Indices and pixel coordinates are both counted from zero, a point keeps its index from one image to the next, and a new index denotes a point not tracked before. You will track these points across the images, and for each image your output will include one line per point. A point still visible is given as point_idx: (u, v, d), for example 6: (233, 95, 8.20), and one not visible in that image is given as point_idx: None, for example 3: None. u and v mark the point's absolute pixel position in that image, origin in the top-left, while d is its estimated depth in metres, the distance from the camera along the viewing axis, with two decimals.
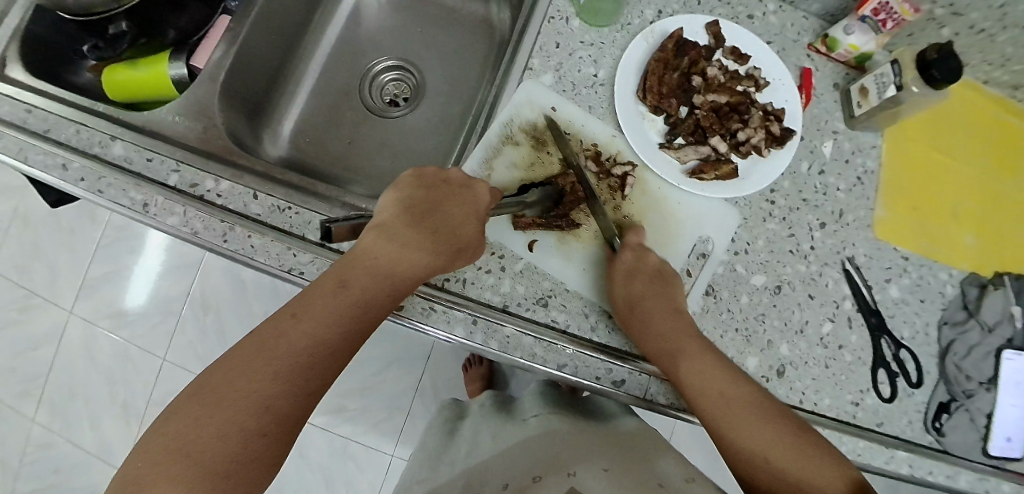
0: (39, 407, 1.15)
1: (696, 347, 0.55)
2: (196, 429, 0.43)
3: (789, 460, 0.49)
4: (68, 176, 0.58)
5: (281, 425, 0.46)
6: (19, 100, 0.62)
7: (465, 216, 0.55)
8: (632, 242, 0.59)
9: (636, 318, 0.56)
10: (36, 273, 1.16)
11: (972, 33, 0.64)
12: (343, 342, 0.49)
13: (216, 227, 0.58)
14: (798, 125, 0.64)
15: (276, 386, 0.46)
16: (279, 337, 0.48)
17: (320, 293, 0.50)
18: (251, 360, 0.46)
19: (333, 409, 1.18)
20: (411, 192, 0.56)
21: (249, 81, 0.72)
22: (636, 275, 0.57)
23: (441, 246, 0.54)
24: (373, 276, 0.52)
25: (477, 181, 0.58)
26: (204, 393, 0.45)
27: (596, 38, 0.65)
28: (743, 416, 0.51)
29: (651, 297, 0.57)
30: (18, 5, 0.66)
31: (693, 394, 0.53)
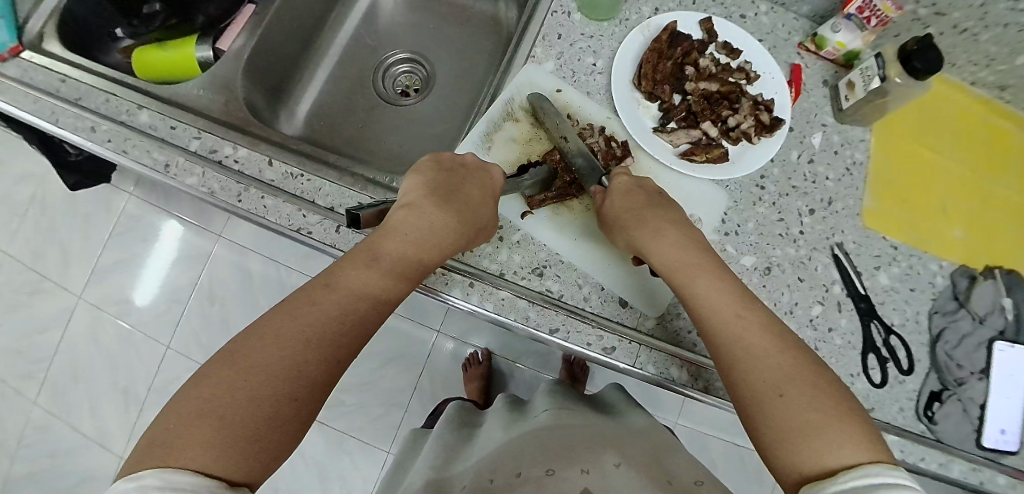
0: (41, 391, 1.16)
1: (706, 267, 0.54)
2: (232, 390, 0.42)
3: (803, 395, 0.46)
4: (96, 137, 0.62)
5: (314, 391, 0.45)
6: (54, 70, 0.66)
7: (482, 200, 0.57)
8: (622, 173, 0.60)
9: (646, 235, 0.56)
10: (50, 258, 1.19)
11: (956, 32, 0.67)
12: (373, 312, 0.50)
13: (231, 188, 0.61)
14: (787, 116, 0.67)
15: (309, 351, 0.46)
16: (314, 304, 0.48)
17: (351, 263, 0.51)
18: (283, 326, 0.46)
19: (329, 403, 1.19)
20: (432, 177, 0.58)
21: (269, 65, 0.76)
22: (637, 192, 0.58)
23: (465, 225, 0.56)
24: (404, 251, 0.53)
25: (492, 166, 0.60)
26: (237, 357, 0.44)
27: (597, 30, 0.69)
28: (758, 342, 0.49)
29: (648, 217, 0.57)
30: None
31: (701, 308, 0.52)
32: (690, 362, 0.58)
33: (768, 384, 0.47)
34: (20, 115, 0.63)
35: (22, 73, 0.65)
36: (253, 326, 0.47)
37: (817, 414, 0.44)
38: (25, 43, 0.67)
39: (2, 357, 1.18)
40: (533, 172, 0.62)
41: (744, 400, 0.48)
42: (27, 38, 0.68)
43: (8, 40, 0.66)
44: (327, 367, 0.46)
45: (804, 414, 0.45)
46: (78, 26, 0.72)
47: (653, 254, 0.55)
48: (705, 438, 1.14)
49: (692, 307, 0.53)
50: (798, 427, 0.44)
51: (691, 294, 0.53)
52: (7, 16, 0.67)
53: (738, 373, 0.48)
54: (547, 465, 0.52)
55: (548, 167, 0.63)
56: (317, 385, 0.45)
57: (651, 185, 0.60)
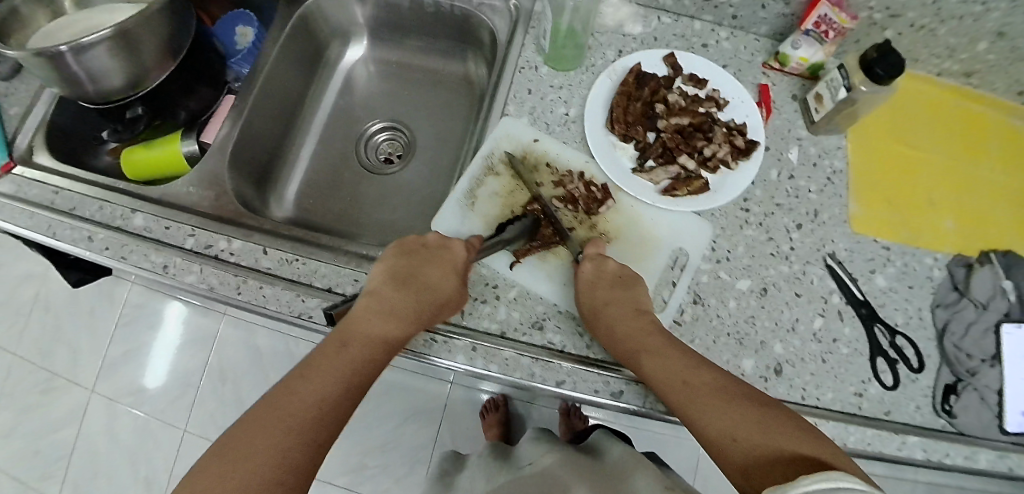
0: (63, 491, 1.16)
1: (656, 343, 0.56)
2: (219, 483, 0.44)
3: (752, 434, 0.47)
4: (93, 246, 0.64)
5: (298, 474, 0.46)
6: (47, 183, 0.69)
7: (443, 274, 0.59)
8: (590, 254, 0.62)
9: (599, 322, 0.58)
10: (59, 357, 1.20)
11: (914, 30, 0.68)
12: (349, 394, 0.52)
13: (230, 281, 0.62)
14: (761, 137, 0.68)
15: (291, 437, 0.47)
16: (291, 394, 0.50)
17: (323, 352, 0.54)
18: (264, 417, 0.48)
19: (352, 468, 1.19)
20: (393, 261, 0.61)
21: (255, 152, 0.78)
22: (602, 281, 0.60)
23: (426, 303, 0.58)
24: (371, 335, 0.56)
25: (451, 240, 0.63)
26: (221, 454, 0.46)
27: (565, 81, 0.70)
28: (706, 399, 0.51)
29: (610, 300, 0.58)
30: (42, 99, 0.74)
31: (656, 382, 0.54)
32: None
33: (724, 438, 0.48)
34: (20, 231, 0.66)
35: (17, 188, 0.68)
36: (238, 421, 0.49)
37: (776, 456, 0.46)
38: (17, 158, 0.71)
39: (21, 461, 1.18)
40: (515, 226, 0.64)
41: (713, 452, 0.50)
42: (16, 152, 0.71)
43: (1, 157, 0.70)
44: (310, 450, 0.48)
45: (757, 448, 0.47)
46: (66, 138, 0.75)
47: (609, 339, 0.57)
48: None
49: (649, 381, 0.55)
50: (758, 469, 0.45)
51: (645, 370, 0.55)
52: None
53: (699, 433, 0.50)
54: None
55: (531, 218, 0.64)
56: (301, 469, 0.47)
57: (613, 269, 0.61)
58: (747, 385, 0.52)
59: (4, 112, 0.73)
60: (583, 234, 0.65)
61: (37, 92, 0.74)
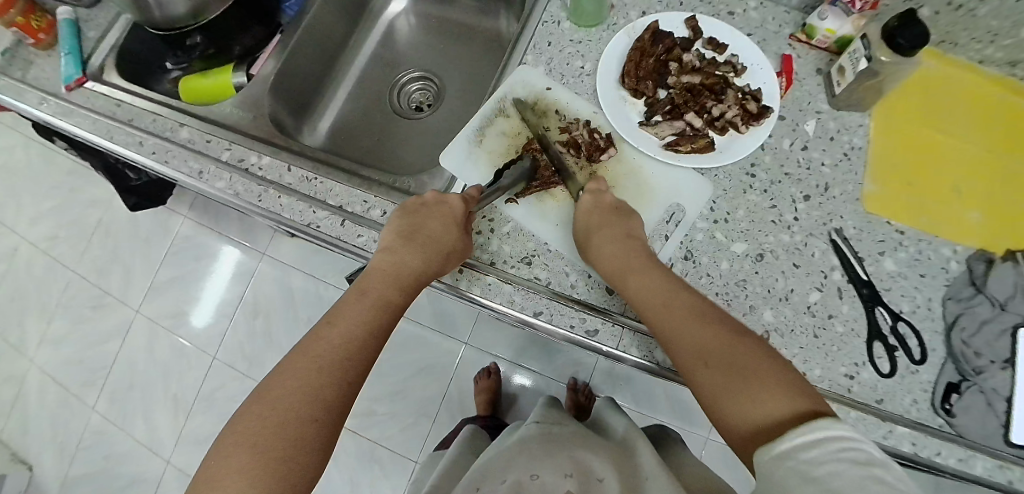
0: (101, 397, 1.27)
1: (640, 265, 0.56)
2: (259, 420, 0.48)
3: (732, 368, 0.46)
4: (143, 149, 0.73)
5: (331, 410, 0.50)
6: (112, 96, 0.77)
7: (446, 227, 0.60)
8: (591, 188, 0.62)
9: (597, 243, 0.58)
10: (113, 276, 1.32)
11: (951, 9, 0.66)
12: (373, 337, 0.55)
13: (254, 189, 0.69)
14: (776, 104, 0.67)
15: (324, 379, 0.51)
16: (319, 341, 0.53)
17: (345, 304, 0.57)
18: (298, 362, 0.51)
19: (360, 413, 1.23)
20: (399, 221, 0.62)
21: (294, 88, 0.84)
22: (596, 213, 0.60)
23: (434, 252, 0.59)
24: (388, 288, 0.58)
25: (450, 195, 0.63)
26: (262, 396, 0.50)
27: (585, 37, 0.73)
28: (692, 328, 0.50)
29: (598, 225, 0.59)
30: (118, 26, 0.84)
31: (638, 305, 0.55)
32: None
33: (691, 357, 0.49)
34: (85, 134, 0.75)
35: (85, 100, 0.77)
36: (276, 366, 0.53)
37: (741, 380, 0.46)
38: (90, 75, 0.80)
39: (68, 366, 1.30)
40: (512, 173, 0.65)
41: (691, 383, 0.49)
42: (90, 71, 0.80)
43: (74, 71, 0.78)
44: (342, 389, 0.51)
45: (732, 382, 0.46)
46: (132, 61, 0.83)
47: (601, 258, 0.58)
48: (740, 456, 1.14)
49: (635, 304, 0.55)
50: (724, 394, 0.46)
51: (634, 290, 0.55)
52: (73, 52, 0.79)
53: (678, 360, 0.50)
54: (533, 470, 0.61)
55: (529, 162, 0.66)
56: (335, 406, 0.50)
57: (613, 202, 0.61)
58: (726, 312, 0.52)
59: (83, 34, 0.83)
60: (583, 181, 0.66)
61: (113, 18, 0.84)
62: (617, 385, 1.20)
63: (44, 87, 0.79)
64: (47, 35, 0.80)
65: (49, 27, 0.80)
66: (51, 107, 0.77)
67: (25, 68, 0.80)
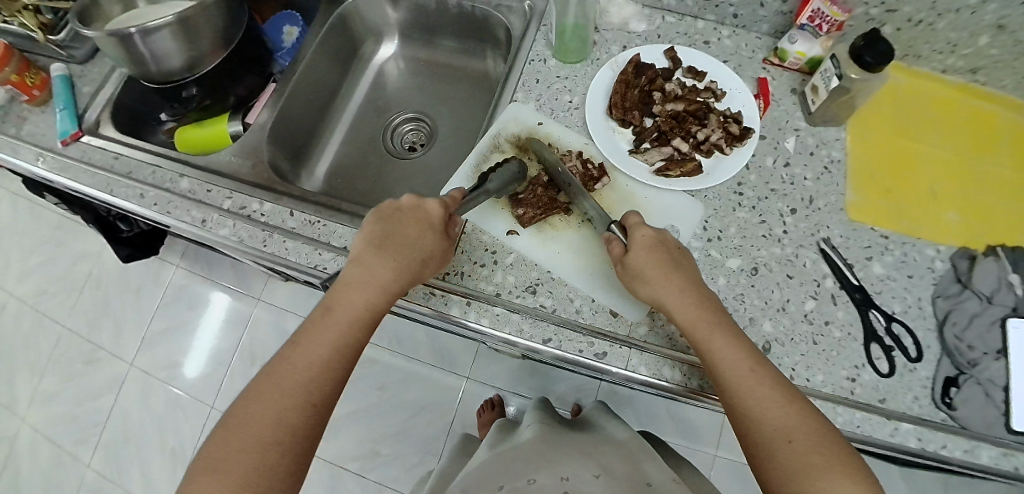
0: (96, 454, 1.25)
1: (723, 323, 0.56)
2: (227, 445, 0.51)
3: (812, 443, 0.50)
4: (144, 201, 0.72)
5: (294, 434, 0.52)
6: (108, 149, 0.76)
7: (419, 236, 0.60)
8: (631, 221, 0.62)
9: (663, 288, 0.58)
10: (104, 330, 1.32)
11: (913, 25, 0.70)
12: (340, 356, 0.56)
13: (258, 235, 0.69)
14: (757, 125, 0.71)
15: (289, 403, 0.53)
16: (286, 362, 0.55)
17: (315, 320, 0.57)
18: (264, 388, 0.54)
19: (364, 454, 1.22)
20: (372, 227, 0.61)
21: (290, 136, 0.86)
22: (660, 251, 0.59)
23: (406, 262, 0.59)
24: (359, 301, 0.58)
25: (425, 202, 0.62)
26: (229, 422, 0.52)
27: (570, 72, 0.77)
28: (772, 396, 0.52)
29: (671, 273, 0.58)
30: (111, 79, 0.83)
31: (718, 361, 0.54)
32: (681, 362, 0.60)
33: (777, 430, 0.51)
34: (82, 188, 0.74)
35: (80, 154, 0.76)
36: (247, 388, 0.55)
37: (822, 459, 0.49)
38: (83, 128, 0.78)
39: (61, 424, 1.28)
40: (499, 175, 0.67)
41: (756, 444, 0.52)
42: (85, 125, 0.79)
43: (70, 126, 0.77)
44: (306, 413, 0.53)
45: (812, 459, 0.49)
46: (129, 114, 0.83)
47: (670, 304, 0.57)
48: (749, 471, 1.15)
49: (708, 357, 0.55)
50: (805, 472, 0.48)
51: (711, 344, 0.55)
52: (68, 108, 0.78)
53: (754, 423, 0.52)
54: (528, 476, 0.60)
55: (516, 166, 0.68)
56: (299, 429, 0.52)
57: (672, 241, 0.61)
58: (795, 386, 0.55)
59: (77, 89, 0.82)
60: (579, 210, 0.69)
61: (109, 72, 0.83)
62: (620, 406, 1.20)
63: (38, 143, 0.77)
64: (41, 92, 0.79)
65: (42, 84, 0.79)
66: (47, 163, 0.76)
67: (19, 124, 0.79)
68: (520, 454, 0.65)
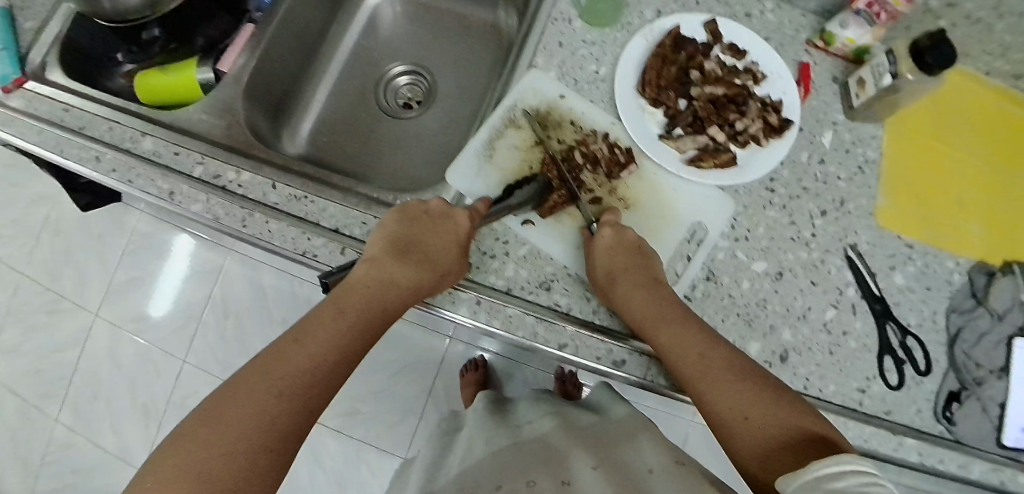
0: (64, 409, 1.19)
1: (673, 313, 0.55)
2: (207, 445, 0.43)
3: (765, 415, 0.48)
4: (101, 167, 0.61)
5: (290, 441, 0.46)
6: (56, 99, 0.65)
7: (446, 248, 0.58)
8: (608, 221, 0.61)
9: (616, 285, 0.57)
10: (67, 278, 1.21)
11: (970, 23, 0.65)
12: (343, 364, 0.51)
13: (236, 213, 0.60)
14: (797, 116, 0.66)
15: (281, 403, 0.47)
16: (283, 360, 0.49)
17: (320, 319, 0.53)
18: (255, 382, 0.47)
19: (347, 412, 1.21)
20: (396, 227, 0.59)
21: (270, 85, 0.75)
22: (617, 249, 0.58)
23: (425, 275, 0.57)
24: (367, 305, 0.55)
25: (456, 211, 0.59)
26: (207, 418, 0.45)
27: (598, 37, 0.69)
28: (720, 372, 0.51)
29: (623, 263, 0.57)
30: (59, 14, 0.70)
31: (670, 351, 0.53)
32: None
33: (732, 410, 0.49)
34: (26, 147, 0.63)
35: (26, 103, 0.64)
36: (230, 381, 0.48)
37: (780, 427, 0.47)
38: (25, 69, 0.66)
39: (23, 376, 1.20)
40: (521, 193, 0.62)
41: (717, 425, 0.50)
42: (28, 66, 0.67)
43: (11, 71, 0.65)
44: (302, 418, 0.48)
45: (767, 431, 0.47)
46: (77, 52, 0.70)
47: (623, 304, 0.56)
48: None
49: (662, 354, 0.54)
50: (765, 443, 0.47)
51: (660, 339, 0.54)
52: (10, 48, 0.66)
53: (709, 403, 0.51)
54: (528, 478, 0.56)
55: (541, 183, 0.63)
56: (292, 436, 0.46)
57: (633, 239, 0.59)
58: (754, 361, 0.53)
59: (18, 25, 0.69)
60: (602, 200, 0.64)
61: (54, 5, 0.70)
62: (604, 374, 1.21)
63: None
64: None
65: None
66: None
67: None
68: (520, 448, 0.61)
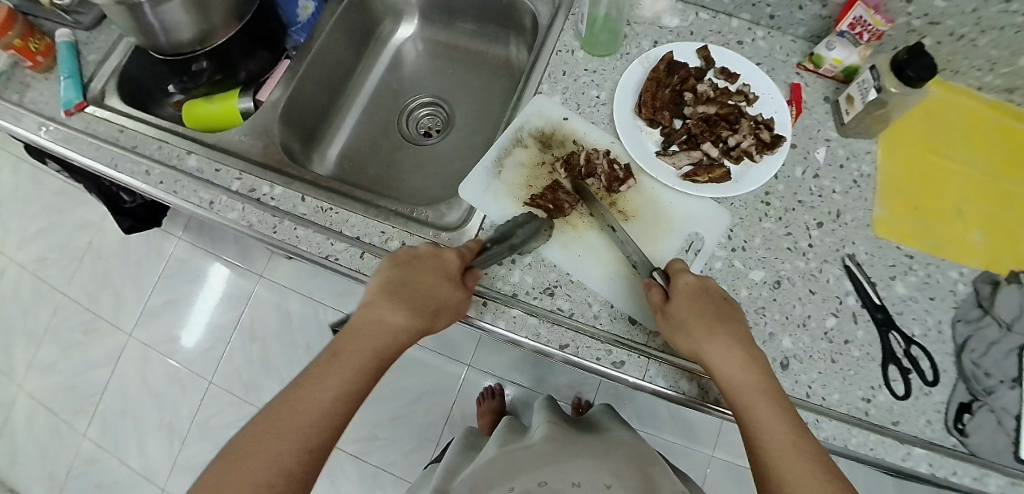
0: (93, 425, 1.24)
1: (765, 387, 0.54)
2: (222, 487, 0.48)
3: None
4: (150, 179, 0.69)
5: (292, 480, 0.50)
6: (114, 121, 0.73)
7: (435, 283, 0.58)
8: (682, 272, 0.60)
9: (708, 340, 0.55)
10: (104, 299, 1.29)
11: (953, 39, 0.68)
12: (343, 403, 0.53)
13: (269, 220, 0.66)
14: (788, 132, 0.69)
15: (300, 445, 0.51)
16: (287, 403, 0.53)
17: (321, 361, 0.55)
18: (274, 429, 0.51)
19: (363, 437, 1.22)
20: (390, 267, 0.59)
21: (302, 114, 0.83)
22: (704, 301, 0.57)
23: (418, 312, 0.57)
24: (364, 345, 0.55)
25: (446, 250, 0.60)
26: (233, 461, 0.50)
27: (599, 65, 0.74)
28: (802, 464, 0.51)
29: (715, 325, 0.56)
30: (119, 48, 0.79)
31: (753, 424, 0.53)
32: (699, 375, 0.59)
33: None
34: (85, 162, 0.71)
35: (85, 125, 0.73)
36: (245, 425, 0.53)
37: None
38: (88, 97, 0.75)
39: (57, 393, 1.27)
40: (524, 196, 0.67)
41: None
42: (90, 94, 0.76)
43: (74, 96, 0.74)
44: (304, 458, 0.51)
45: None
46: (134, 86, 0.79)
47: (720, 370, 0.55)
48: (744, 473, 1.16)
49: (751, 427, 0.53)
50: None
51: (749, 409, 0.54)
52: (73, 76, 0.75)
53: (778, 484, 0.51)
54: (540, 479, 0.58)
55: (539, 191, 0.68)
56: (294, 476, 0.50)
57: (717, 291, 0.59)
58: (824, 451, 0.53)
59: (82, 57, 0.79)
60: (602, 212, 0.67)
61: (115, 40, 0.80)
62: (620, 402, 1.20)
63: (41, 113, 0.74)
64: (45, 58, 0.75)
65: (46, 50, 0.75)
66: (49, 134, 0.73)
67: (21, 92, 0.75)
68: (522, 459, 0.62)
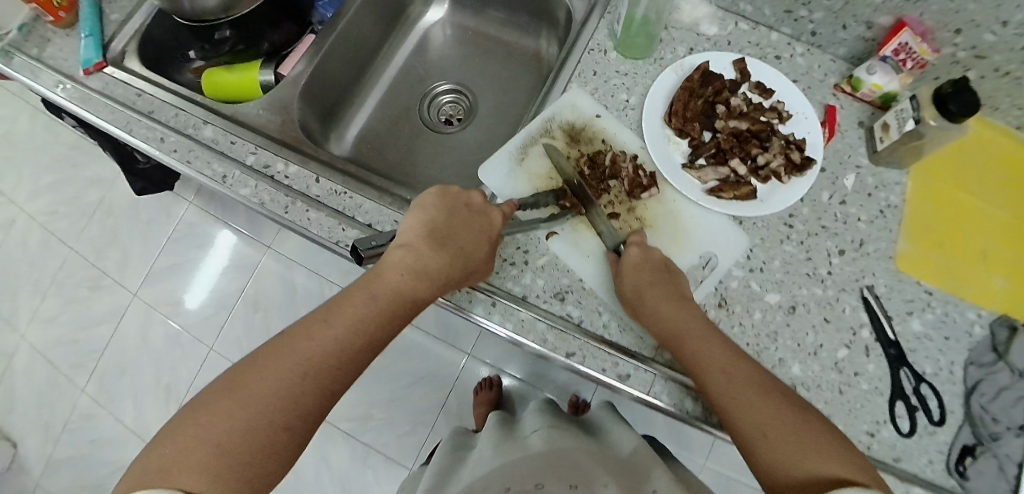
0: (92, 380, 1.25)
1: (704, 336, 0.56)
2: (232, 417, 0.46)
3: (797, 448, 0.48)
4: (164, 146, 0.68)
5: (306, 420, 0.49)
6: (131, 84, 0.72)
7: (480, 241, 0.59)
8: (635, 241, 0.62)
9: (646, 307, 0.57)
10: (111, 256, 1.29)
11: (998, 75, 0.66)
12: (367, 346, 0.52)
13: (281, 200, 0.65)
14: (819, 156, 0.68)
15: (321, 383, 0.49)
16: (306, 337, 0.51)
17: (348, 298, 0.54)
18: (289, 357, 0.49)
19: (358, 416, 1.23)
20: (433, 214, 0.60)
21: (324, 91, 0.81)
22: (645, 269, 0.59)
23: (460, 264, 0.57)
24: (397, 288, 0.55)
25: (492, 209, 0.61)
26: (241, 385, 0.48)
27: (631, 68, 0.72)
28: (751, 398, 0.51)
29: (653, 291, 0.58)
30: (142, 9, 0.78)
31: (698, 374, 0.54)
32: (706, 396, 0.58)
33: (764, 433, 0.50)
34: (99, 124, 0.70)
35: (103, 86, 0.72)
36: (251, 354, 0.51)
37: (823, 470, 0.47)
38: (108, 57, 0.74)
39: (59, 345, 1.28)
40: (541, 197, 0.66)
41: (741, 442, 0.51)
42: (110, 55, 0.74)
43: (94, 55, 0.72)
44: (321, 398, 0.49)
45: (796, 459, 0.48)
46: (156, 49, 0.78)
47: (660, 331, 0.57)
48: (735, 486, 1.17)
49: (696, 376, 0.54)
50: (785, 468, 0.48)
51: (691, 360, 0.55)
52: (94, 35, 0.74)
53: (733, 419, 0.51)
54: (536, 480, 0.59)
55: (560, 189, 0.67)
56: (309, 415, 0.49)
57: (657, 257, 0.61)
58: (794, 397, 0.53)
59: (106, 16, 0.77)
60: (620, 217, 0.66)
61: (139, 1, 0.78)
62: None
63: (60, 69, 0.72)
64: (68, 14, 0.74)
65: (69, 6, 0.74)
66: (66, 93, 0.71)
67: (43, 46, 0.74)
68: (522, 459, 0.62)
